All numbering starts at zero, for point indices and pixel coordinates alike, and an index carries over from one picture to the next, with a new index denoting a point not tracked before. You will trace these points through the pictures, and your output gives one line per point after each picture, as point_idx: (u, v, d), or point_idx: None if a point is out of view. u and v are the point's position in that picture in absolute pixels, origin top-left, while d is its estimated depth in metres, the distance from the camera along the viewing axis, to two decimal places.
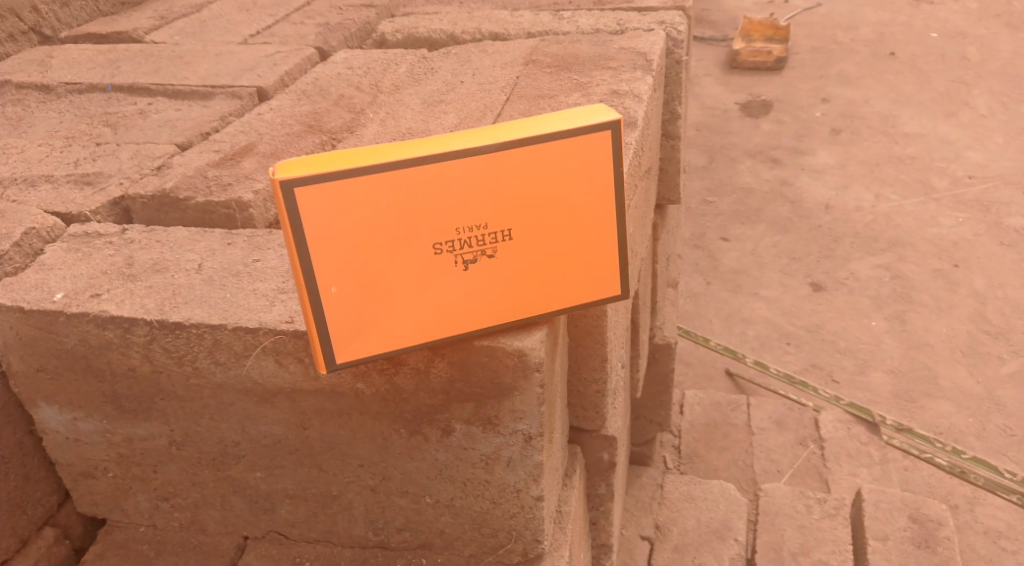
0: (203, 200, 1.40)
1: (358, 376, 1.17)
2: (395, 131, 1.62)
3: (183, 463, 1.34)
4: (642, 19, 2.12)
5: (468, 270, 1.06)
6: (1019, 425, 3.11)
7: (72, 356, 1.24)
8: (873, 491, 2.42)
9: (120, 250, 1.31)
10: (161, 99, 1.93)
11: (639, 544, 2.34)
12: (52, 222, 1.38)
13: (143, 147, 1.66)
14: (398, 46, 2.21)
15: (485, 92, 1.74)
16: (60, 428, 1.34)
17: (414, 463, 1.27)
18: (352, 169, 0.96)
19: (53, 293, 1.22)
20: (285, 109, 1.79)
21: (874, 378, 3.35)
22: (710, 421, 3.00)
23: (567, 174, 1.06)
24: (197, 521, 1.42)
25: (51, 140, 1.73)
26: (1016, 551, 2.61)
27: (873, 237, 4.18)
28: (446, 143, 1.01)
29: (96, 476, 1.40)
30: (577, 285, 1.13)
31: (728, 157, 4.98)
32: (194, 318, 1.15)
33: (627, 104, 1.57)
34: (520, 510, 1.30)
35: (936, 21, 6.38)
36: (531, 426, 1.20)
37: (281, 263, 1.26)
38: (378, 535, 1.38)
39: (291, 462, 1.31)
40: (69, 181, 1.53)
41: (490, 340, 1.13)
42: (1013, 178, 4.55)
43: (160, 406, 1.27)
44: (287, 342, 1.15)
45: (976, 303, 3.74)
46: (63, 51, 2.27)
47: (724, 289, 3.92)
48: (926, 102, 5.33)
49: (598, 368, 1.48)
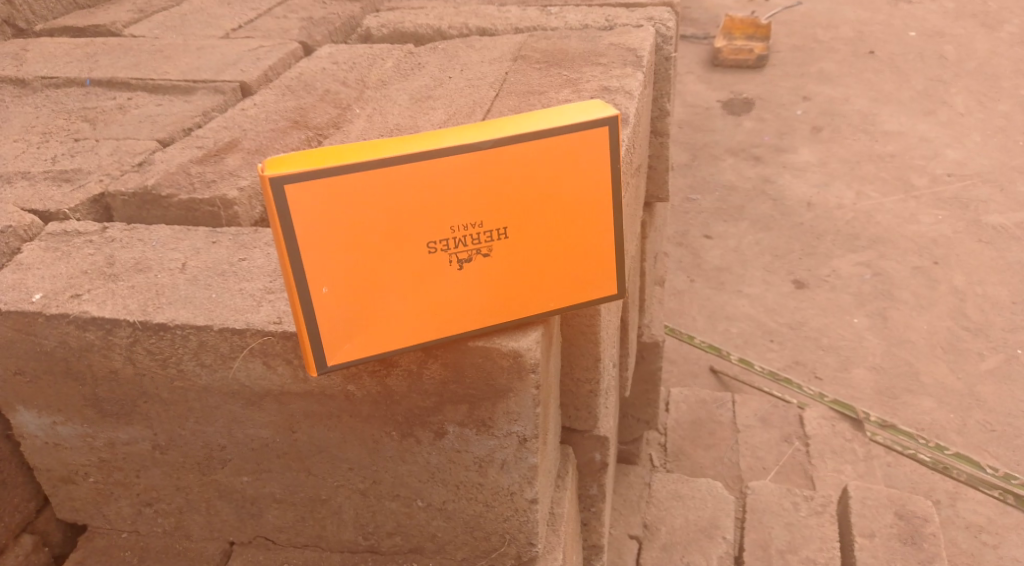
0: (186, 198, 1.37)
1: (349, 378, 1.15)
2: (382, 127, 1.59)
3: (166, 468, 1.31)
4: (631, 15, 2.10)
5: (463, 269, 1.04)
6: (999, 420, 3.14)
7: (51, 358, 1.20)
8: (859, 488, 2.43)
9: (100, 249, 1.27)
10: (141, 94, 1.89)
11: (627, 543, 2.32)
12: (30, 220, 1.33)
13: (123, 143, 1.62)
14: (384, 41, 2.18)
15: (474, 88, 1.71)
16: (38, 433, 1.30)
17: (405, 466, 1.25)
18: (344, 166, 0.93)
19: (31, 294, 1.18)
20: (269, 104, 1.76)
21: (857, 374, 3.36)
22: (696, 418, 2.99)
23: (565, 170, 1.04)
24: (182, 526, 1.39)
25: (26, 136, 1.68)
26: (996, 545, 2.64)
27: (854, 234, 4.20)
28: (440, 139, 0.99)
29: (75, 482, 1.36)
30: (573, 283, 1.11)
31: (711, 155, 4.99)
32: (178, 318, 1.12)
33: (619, 101, 1.55)
34: (514, 513, 1.27)
35: (913, 19, 6.43)
36: (525, 428, 1.18)
37: (268, 263, 1.23)
38: (367, 539, 1.36)
39: (279, 467, 1.27)
40: (46, 178, 1.48)
41: (485, 341, 1.10)
42: (990, 176, 4.59)
43: (143, 409, 1.24)
44: (275, 343, 1.12)
45: (956, 299, 3.77)
46: (39, 44, 2.21)
47: (707, 286, 3.93)
48: (904, 100, 5.36)
49: (591, 368, 1.46)
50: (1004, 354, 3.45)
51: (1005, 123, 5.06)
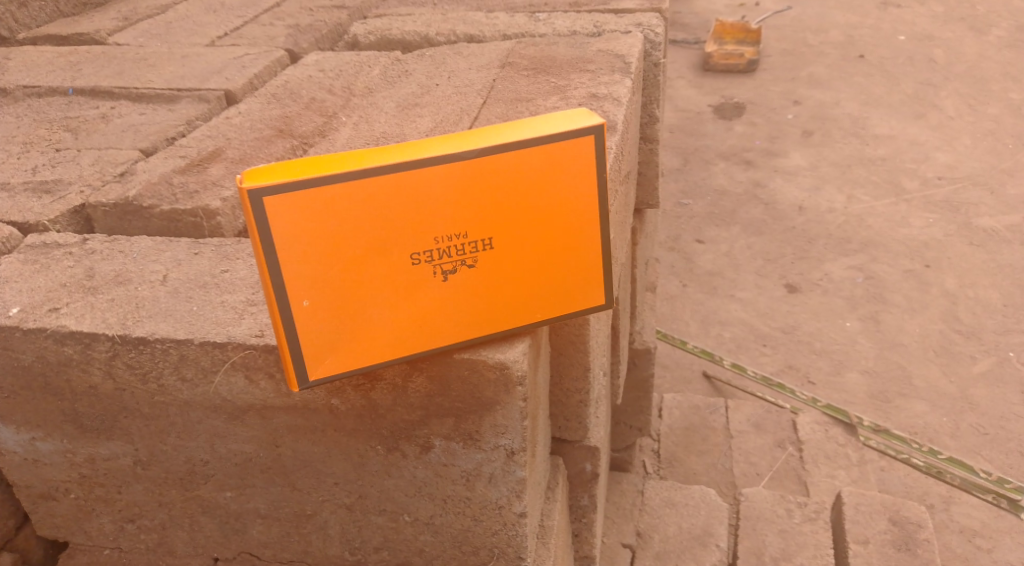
0: (169, 208, 1.35)
1: (333, 392, 1.13)
2: (368, 135, 1.57)
3: (149, 483, 1.29)
4: (619, 21, 2.09)
5: (448, 281, 1.02)
6: (992, 423, 3.13)
7: (29, 374, 1.18)
8: (853, 495, 2.42)
9: (80, 261, 1.25)
10: (124, 102, 1.87)
11: (620, 552, 2.31)
12: (9, 232, 1.31)
13: (106, 152, 1.60)
14: (370, 48, 2.16)
15: (461, 96, 1.70)
16: (17, 449, 1.28)
17: (391, 480, 1.23)
18: (325, 177, 0.92)
19: (8, 308, 1.15)
20: (254, 112, 1.74)
21: (850, 378, 3.36)
22: (689, 424, 2.98)
23: (550, 180, 1.02)
24: (165, 542, 1.36)
25: (7, 146, 1.65)
26: (991, 549, 2.63)
27: (846, 238, 4.20)
28: (423, 149, 0.97)
29: (56, 498, 1.33)
30: (560, 294, 1.10)
31: (702, 160, 4.98)
32: (158, 332, 1.10)
33: (607, 107, 1.53)
34: (502, 527, 1.25)
35: (903, 23, 6.45)
36: (513, 441, 1.16)
37: (251, 274, 1.21)
38: (354, 554, 1.33)
39: (262, 481, 1.25)
40: (27, 189, 1.46)
41: (471, 353, 1.08)
42: (980, 179, 4.60)
43: (123, 424, 1.21)
44: (257, 357, 1.10)
45: (948, 302, 3.76)
46: (22, 53, 2.19)
47: (699, 291, 3.92)
48: (894, 103, 5.37)
49: (581, 379, 1.44)
50: (996, 357, 3.45)
51: (995, 126, 5.07)
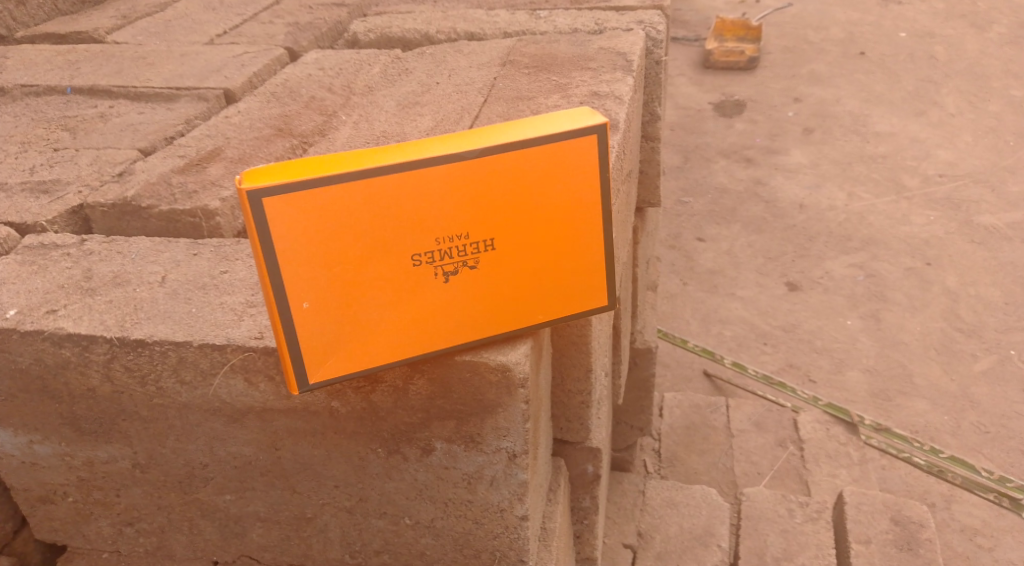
0: (167, 208, 1.34)
1: (333, 395, 1.12)
2: (368, 134, 1.56)
3: (148, 487, 1.28)
4: (621, 18, 2.08)
5: (449, 282, 1.01)
6: (993, 421, 3.13)
7: (27, 376, 1.17)
8: (854, 494, 2.41)
9: (78, 262, 1.24)
10: (123, 101, 1.86)
11: (621, 552, 2.29)
12: (6, 232, 1.30)
13: (104, 152, 1.59)
14: (371, 46, 2.15)
15: (462, 94, 1.69)
16: (15, 452, 1.27)
17: (392, 483, 1.22)
18: (325, 178, 0.90)
19: (4, 310, 1.14)
20: (254, 111, 1.73)
21: (851, 376, 3.35)
22: (690, 423, 2.97)
23: (553, 180, 1.01)
24: (164, 546, 1.35)
25: (4, 146, 1.64)
26: (992, 548, 2.63)
27: (846, 236, 4.19)
28: (425, 149, 0.96)
29: (54, 501, 1.33)
30: (563, 294, 1.09)
31: (702, 157, 4.97)
32: (157, 334, 1.09)
33: (609, 106, 1.52)
34: (504, 530, 1.24)
35: (904, 20, 6.44)
36: (515, 444, 1.15)
37: (250, 275, 1.20)
38: (355, 557, 1.32)
39: (262, 485, 1.24)
40: (24, 190, 1.45)
41: (473, 355, 1.07)
42: (981, 176, 4.58)
43: (122, 427, 1.20)
44: (257, 359, 1.09)
45: (949, 300, 3.75)
46: (20, 51, 2.18)
47: (700, 289, 3.91)
48: (895, 100, 5.36)
49: (582, 380, 1.43)
50: (997, 355, 3.44)
51: (996, 123, 5.06)
